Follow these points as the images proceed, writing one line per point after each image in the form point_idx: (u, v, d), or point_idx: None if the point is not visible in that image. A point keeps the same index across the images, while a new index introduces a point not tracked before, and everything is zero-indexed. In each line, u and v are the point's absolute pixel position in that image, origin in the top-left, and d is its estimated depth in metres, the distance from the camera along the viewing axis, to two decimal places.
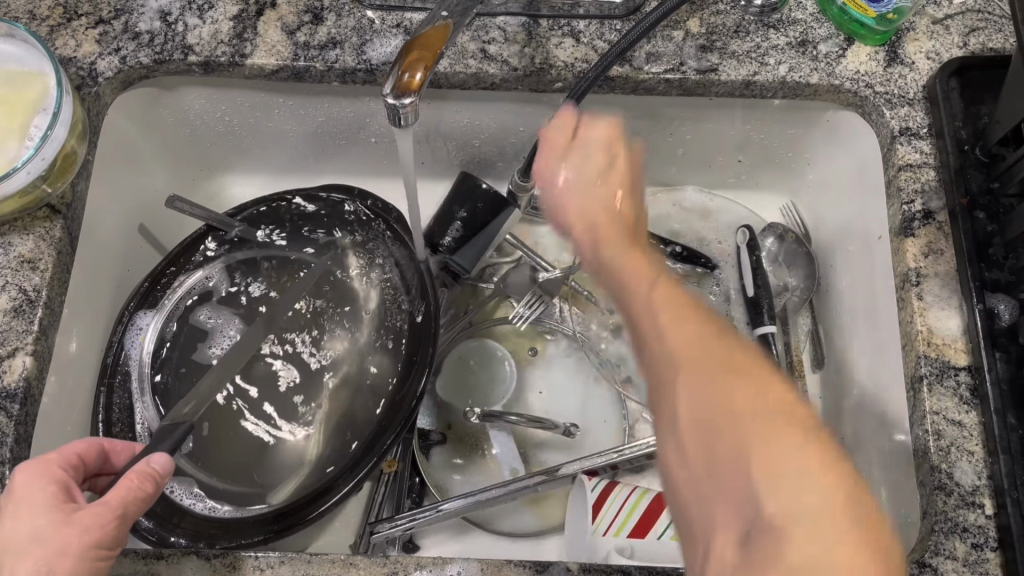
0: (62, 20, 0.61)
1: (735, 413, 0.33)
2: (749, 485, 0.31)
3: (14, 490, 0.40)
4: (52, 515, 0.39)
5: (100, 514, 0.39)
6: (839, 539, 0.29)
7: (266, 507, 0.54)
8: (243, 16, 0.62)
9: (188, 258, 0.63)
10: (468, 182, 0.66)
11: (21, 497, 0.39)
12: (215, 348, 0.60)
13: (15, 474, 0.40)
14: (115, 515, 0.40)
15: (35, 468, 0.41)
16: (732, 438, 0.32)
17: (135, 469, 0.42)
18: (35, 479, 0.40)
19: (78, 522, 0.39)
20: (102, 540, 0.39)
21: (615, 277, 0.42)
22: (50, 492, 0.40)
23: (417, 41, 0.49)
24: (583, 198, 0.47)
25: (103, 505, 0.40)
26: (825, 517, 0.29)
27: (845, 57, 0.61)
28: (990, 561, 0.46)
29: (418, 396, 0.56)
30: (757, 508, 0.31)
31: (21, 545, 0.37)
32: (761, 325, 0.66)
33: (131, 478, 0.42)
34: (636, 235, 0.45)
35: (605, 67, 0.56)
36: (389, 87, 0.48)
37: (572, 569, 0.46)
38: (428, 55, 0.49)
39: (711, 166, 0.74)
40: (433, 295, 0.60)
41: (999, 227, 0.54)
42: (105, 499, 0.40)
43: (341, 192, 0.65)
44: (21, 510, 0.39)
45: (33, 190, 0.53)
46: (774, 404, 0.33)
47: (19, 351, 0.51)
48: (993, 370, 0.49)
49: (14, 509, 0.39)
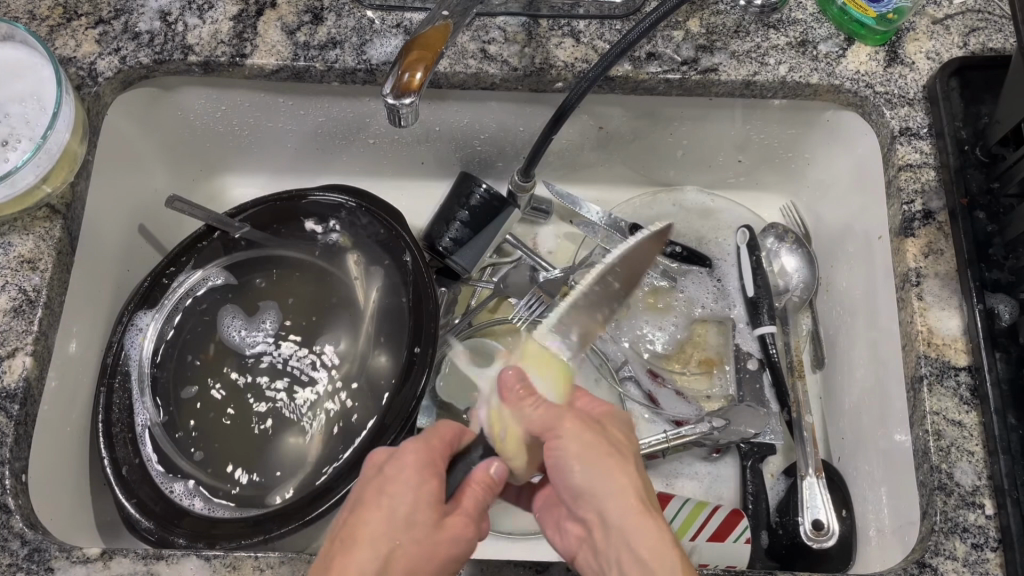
0: (62, 20, 0.61)
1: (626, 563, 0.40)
2: None
3: (387, 493, 0.44)
4: (428, 516, 0.43)
5: (467, 524, 0.44)
6: None
7: (264, 508, 0.54)
8: (243, 16, 0.62)
9: (188, 259, 0.63)
10: (467, 183, 0.67)
11: (397, 502, 0.43)
12: (233, 337, 0.62)
13: (408, 462, 0.45)
14: (471, 524, 0.45)
15: (417, 462, 0.45)
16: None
17: (477, 478, 0.47)
18: (423, 476, 0.45)
19: (457, 532, 0.44)
20: (468, 540, 0.44)
21: (564, 438, 0.44)
22: (433, 491, 0.44)
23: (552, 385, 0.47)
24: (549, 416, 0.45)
25: (466, 516, 0.45)
26: None
27: (845, 57, 0.61)
28: (990, 561, 0.46)
29: (418, 396, 0.55)
30: None
31: (453, 556, 0.43)
32: (761, 325, 0.66)
33: (479, 488, 0.46)
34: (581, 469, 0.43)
35: (605, 68, 0.56)
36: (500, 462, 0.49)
37: (572, 569, 0.46)
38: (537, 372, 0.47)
39: (711, 166, 0.74)
40: (432, 296, 0.58)
41: (999, 227, 0.54)
42: (462, 511, 0.45)
43: (346, 194, 0.64)
44: (363, 514, 0.43)
45: (33, 190, 0.53)
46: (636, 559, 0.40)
47: (19, 351, 0.51)
48: (993, 370, 0.49)
49: (356, 539, 0.42)
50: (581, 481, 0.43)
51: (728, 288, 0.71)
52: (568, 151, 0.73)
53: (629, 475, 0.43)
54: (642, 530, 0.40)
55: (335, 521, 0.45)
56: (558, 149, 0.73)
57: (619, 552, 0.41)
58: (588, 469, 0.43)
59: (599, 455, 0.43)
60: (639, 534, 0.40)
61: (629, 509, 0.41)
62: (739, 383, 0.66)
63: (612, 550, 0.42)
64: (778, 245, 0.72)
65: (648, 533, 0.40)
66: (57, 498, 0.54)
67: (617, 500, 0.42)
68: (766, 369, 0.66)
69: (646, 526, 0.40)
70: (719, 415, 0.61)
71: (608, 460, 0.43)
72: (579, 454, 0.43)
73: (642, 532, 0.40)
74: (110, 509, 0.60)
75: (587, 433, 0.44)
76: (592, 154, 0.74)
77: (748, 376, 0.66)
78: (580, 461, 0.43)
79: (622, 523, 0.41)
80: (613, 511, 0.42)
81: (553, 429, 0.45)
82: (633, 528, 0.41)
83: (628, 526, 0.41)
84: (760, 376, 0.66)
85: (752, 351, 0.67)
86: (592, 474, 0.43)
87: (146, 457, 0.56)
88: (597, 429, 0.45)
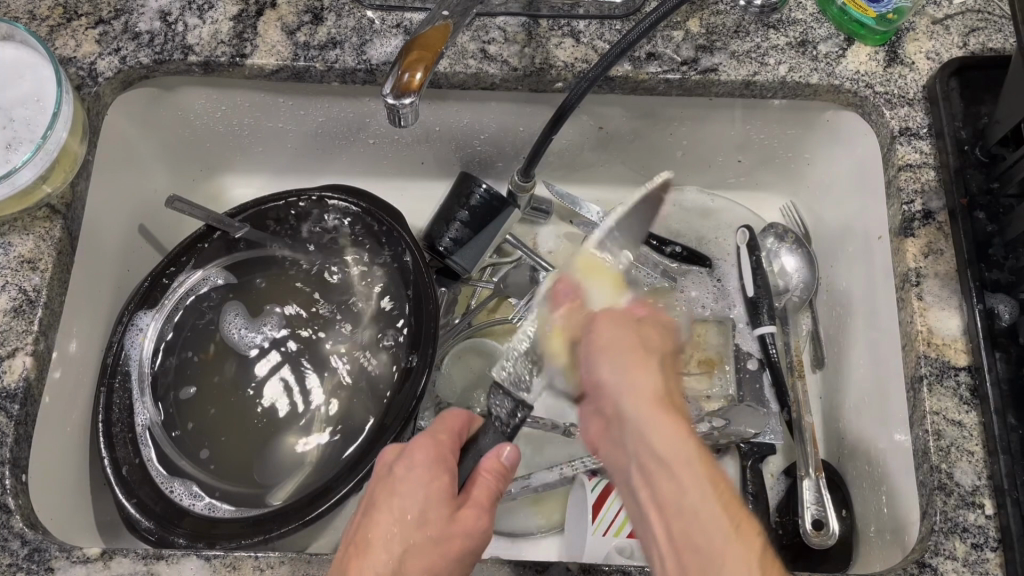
0: (62, 20, 0.61)
1: (665, 451, 0.41)
2: (667, 520, 0.40)
3: (395, 495, 0.46)
4: (441, 511, 0.46)
5: (479, 515, 0.46)
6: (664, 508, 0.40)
7: (265, 508, 0.54)
8: (243, 16, 0.62)
9: (189, 259, 0.62)
10: (467, 183, 0.67)
11: (407, 506, 0.46)
12: (233, 335, 0.62)
13: (414, 460, 0.48)
14: (485, 512, 0.47)
15: (423, 459, 0.48)
16: (652, 479, 0.42)
17: (487, 466, 0.48)
18: (430, 473, 0.47)
19: (470, 523, 0.46)
20: (483, 529, 0.46)
21: (602, 334, 0.47)
22: (441, 488, 0.47)
23: (602, 290, 0.52)
24: (602, 323, 0.48)
25: (478, 507, 0.47)
26: (662, 543, 0.40)
27: (845, 57, 0.61)
28: (990, 561, 0.46)
29: (418, 397, 0.55)
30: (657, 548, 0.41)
31: (468, 548, 0.45)
32: (761, 325, 0.66)
33: (488, 476, 0.48)
34: (618, 350, 0.46)
35: (605, 67, 0.56)
36: (539, 359, 0.53)
37: (572, 569, 0.46)
38: (591, 280, 0.52)
39: (711, 166, 0.74)
40: (432, 296, 0.58)
41: (999, 227, 0.54)
42: (473, 501, 0.47)
43: (346, 196, 0.64)
44: (376, 517, 0.46)
45: (33, 190, 0.53)
46: (671, 447, 0.41)
47: (19, 351, 0.51)
48: (993, 370, 0.49)
49: (371, 543, 0.45)
50: (618, 380, 0.45)
51: (727, 288, 0.71)
52: (568, 151, 0.73)
53: (654, 373, 0.45)
54: (678, 426, 0.42)
55: (352, 525, 0.48)
56: (557, 149, 0.73)
57: (658, 450, 0.41)
58: (621, 364, 0.45)
59: (630, 355, 0.45)
60: (671, 433, 0.41)
61: (659, 397, 0.44)
62: (740, 383, 0.66)
63: (626, 440, 0.44)
64: (778, 245, 0.71)
65: (663, 421, 0.42)
66: (57, 498, 0.54)
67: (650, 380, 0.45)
68: (766, 369, 0.66)
69: (659, 413, 0.43)
70: (719, 415, 0.61)
71: (647, 354, 0.46)
72: (624, 355, 0.45)
73: (674, 427, 0.42)
74: (110, 509, 0.60)
75: (617, 333, 0.47)
76: (592, 154, 0.74)
77: (748, 376, 0.66)
78: (614, 349, 0.46)
79: (658, 424, 0.42)
80: (628, 401, 0.44)
81: (591, 333, 0.48)
82: (663, 421, 0.42)
83: (662, 424, 0.42)
84: (760, 376, 0.66)
85: (753, 351, 0.68)
86: (625, 365, 0.45)
87: (146, 457, 0.56)
88: (628, 329, 0.47)
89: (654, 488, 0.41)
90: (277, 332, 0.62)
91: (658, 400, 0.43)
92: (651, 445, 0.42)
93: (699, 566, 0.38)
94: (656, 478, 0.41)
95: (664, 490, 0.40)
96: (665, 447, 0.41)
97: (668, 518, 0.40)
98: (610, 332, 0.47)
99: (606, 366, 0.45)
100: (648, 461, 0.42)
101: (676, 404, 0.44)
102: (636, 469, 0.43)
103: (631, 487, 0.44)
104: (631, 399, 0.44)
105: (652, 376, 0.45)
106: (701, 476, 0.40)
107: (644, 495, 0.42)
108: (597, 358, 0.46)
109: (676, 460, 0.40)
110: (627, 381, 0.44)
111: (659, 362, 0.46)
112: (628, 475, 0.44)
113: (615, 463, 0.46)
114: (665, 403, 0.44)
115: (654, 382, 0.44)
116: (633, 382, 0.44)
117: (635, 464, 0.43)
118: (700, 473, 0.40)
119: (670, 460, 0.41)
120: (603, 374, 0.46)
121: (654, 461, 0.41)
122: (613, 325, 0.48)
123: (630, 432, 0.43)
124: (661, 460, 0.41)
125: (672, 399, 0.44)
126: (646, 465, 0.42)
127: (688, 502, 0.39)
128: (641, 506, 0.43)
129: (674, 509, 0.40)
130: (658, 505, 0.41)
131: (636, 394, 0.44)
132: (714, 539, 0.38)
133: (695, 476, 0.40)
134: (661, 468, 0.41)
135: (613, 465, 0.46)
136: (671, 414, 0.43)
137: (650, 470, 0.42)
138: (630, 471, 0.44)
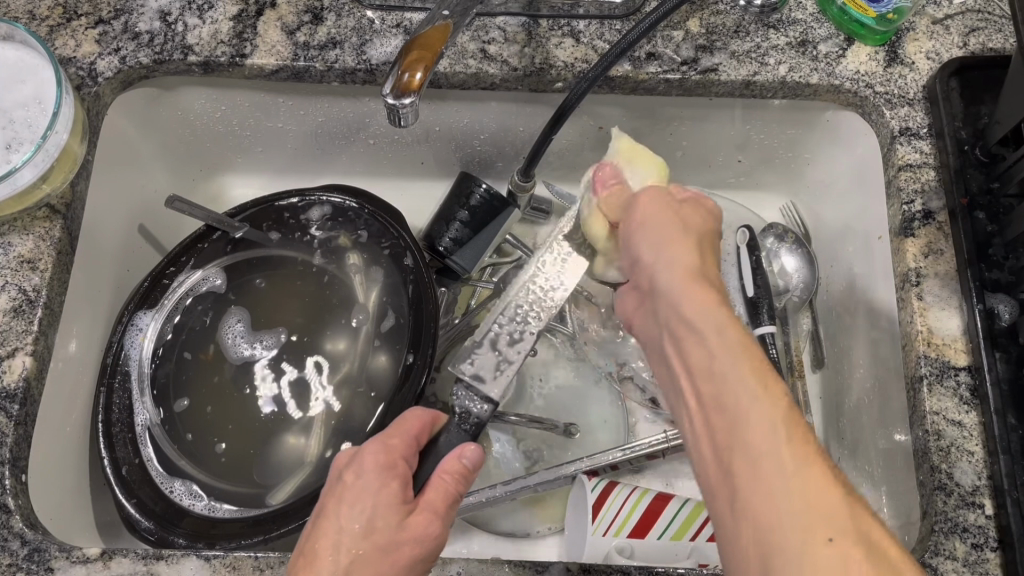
0: (62, 20, 0.61)
1: (698, 319, 0.40)
2: (701, 388, 0.39)
3: (344, 503, 0.45)
4: (388, 519, 0.45)
5: (430, 520, 0.45)
6: (696, 375, 0.39)
7: (265, 508, 0.54)
8: (242, 16, 0.62)
9: (188, 258, 0.63)
10: (467, 183, 0.67)
11: (354, 514, 0.45)
12: (227, 334, 0.61)
13: (364, 465, 0.46)
14: (439, 518, 0.45)
15: (373, 464, 0.46)
16: (685, 354, 0.40)
17: (443, 472, 0.47)
18: (380, 480, 0.46)
19: (421, 530, 0.44)
20: (434, 537, 0.45)
21: (645, 212, 0.48)
22: (391, 495, 0.46)
23: (639, 173, 0.57)
24: (646, 201, 0.49)
25: (431, 511, 0.45)
26: (696, 415, 0.39)
27: (845, 57, 0.61)
28: (990, 561, 0.46)
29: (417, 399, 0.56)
30: (691, 424, 0.39)
31: (419, 553, 0.44)
32: (761, 326, 0.65)
33: (445, 479, 0.47)
34: (657, 228, 0.47)
35: (605, 67, 0.56)
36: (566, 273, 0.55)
37: (571, 569, 0.46)
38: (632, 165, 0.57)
39: (711, 166, 0.74)
40: (431, 296, 0.59)
41: (999, 227, 0.54)
42: (425, 508, 0.45)
43: (350, 196, 0.65)
44: (324, 526, 0.45)
45: (32, 190, 0.53)
46: (703, 316, 0.40)
47: (19, 351, 0.51)
48: (993, 370, 0.49)
49: (319, 553, 0.44)
50: (654, 263, 0.45)
51: None
52: (567, 151, 0.73)
53: (691, 253, 0.44)
54: (718, 307, 0.40)
55: (302, 534, 0.46)
56: (557, 149, 0.73)
57: (690, 326, 0.40)
58: (658, 247, 0.45)
59: (669, 239, 0.46)
60: (703, 309, 0.40)
61: (697, 279, 0.43)
62: None
63: (662, 311, 0.43)
64: (778, 245, 0.71)
65: (697, 292, 0.41)
66: (58, 498, 0.54)
67: (686, 261, 0.44)
68: (767, 369, 0.65)
69: (693, 284, 0.42)
70: None
71: (688, 238, 0.46)
72: (661, 237, 0.46)
73: (712, 304, 0.41)
74: (110, 509, 0.60)
75: (658, 209, 0.48)
76: (592, 154, 0.74)
77: None
78: (653, 234, 0.46)
79: (690, 305, 0.41)
80: (664, 275, 0.44)
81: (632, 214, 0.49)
82: (697, 303, 0.41)
83: (697, 301, 0.41)
84: None
85: None
86: (664, 245, 0.45)
87: (146, 457, 0.57)
88: (670, 211, 0.48)
89: (688, 363, 0.40)
90: (270, 352, 0.60)
91: (697, 281, 0.43)
92: (682, 320, 0.41)
93: (723, 422, 0.37)
94: (688, 348, 0.40)
95: (697, 363, 0.39)
96: (696, 325, 0.40)
97: (700, 383, 0.39)
98: (650, 220, 0.48)
99: (647, 249, 0.46)
100: (682, 335, 0.41)
101: (716, 286, 0.43)
102: (670, 346, 0.42)
103: (666, 372, 0.43)
104: (666, 274, 0.44)
105: (694, 258, 0.44)
106: (737, 346, 0.38)
107: (679, 378, 0.41)
108: (637, 237, 0.47)
109: (712, 332, 0.39)
110: (663, 265, 0.44)
111: (699, 245, 0.46)
112: (661, 359, 0.43)
113: (653, 356, 0.45)
114: (704, 285, 0.43)
115: (696, 266, 0.44)
116: (673, 261, 0.44)
117: (667, 342, 0.42)
118: (740, 346, 0.38)
119: (701, 332, 0.40)
120: (647, 256, 0.46)
121: (687, 335, 0.41)
122: (668, 201, 0.49)
123: (663, 306, 0.43)
124: (695, 334, 0.40)
125: (713, 285, 0.43)
126: (679, 336, 0.41)
127: (719, 369, 0.38)
128: (676, 386, 0.41)
129: (703, 372, 0.39)
130: (693, 377, 0.40)
131: (671, 271, 0.43)
132: (738, 395, 0.36)
133: (724, 339, 0.39)
134: (693, 344, 0.40)
135: (652, 355, 0.45)
136: (712, 293, 0.42)
137: (684, 346, 0.41)
138: (664, 357, 0.43)
